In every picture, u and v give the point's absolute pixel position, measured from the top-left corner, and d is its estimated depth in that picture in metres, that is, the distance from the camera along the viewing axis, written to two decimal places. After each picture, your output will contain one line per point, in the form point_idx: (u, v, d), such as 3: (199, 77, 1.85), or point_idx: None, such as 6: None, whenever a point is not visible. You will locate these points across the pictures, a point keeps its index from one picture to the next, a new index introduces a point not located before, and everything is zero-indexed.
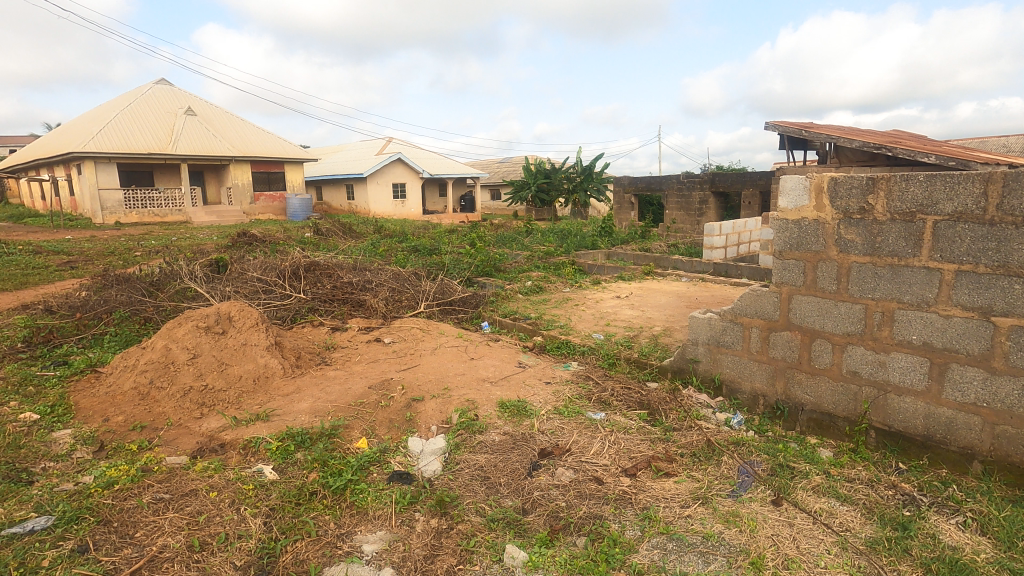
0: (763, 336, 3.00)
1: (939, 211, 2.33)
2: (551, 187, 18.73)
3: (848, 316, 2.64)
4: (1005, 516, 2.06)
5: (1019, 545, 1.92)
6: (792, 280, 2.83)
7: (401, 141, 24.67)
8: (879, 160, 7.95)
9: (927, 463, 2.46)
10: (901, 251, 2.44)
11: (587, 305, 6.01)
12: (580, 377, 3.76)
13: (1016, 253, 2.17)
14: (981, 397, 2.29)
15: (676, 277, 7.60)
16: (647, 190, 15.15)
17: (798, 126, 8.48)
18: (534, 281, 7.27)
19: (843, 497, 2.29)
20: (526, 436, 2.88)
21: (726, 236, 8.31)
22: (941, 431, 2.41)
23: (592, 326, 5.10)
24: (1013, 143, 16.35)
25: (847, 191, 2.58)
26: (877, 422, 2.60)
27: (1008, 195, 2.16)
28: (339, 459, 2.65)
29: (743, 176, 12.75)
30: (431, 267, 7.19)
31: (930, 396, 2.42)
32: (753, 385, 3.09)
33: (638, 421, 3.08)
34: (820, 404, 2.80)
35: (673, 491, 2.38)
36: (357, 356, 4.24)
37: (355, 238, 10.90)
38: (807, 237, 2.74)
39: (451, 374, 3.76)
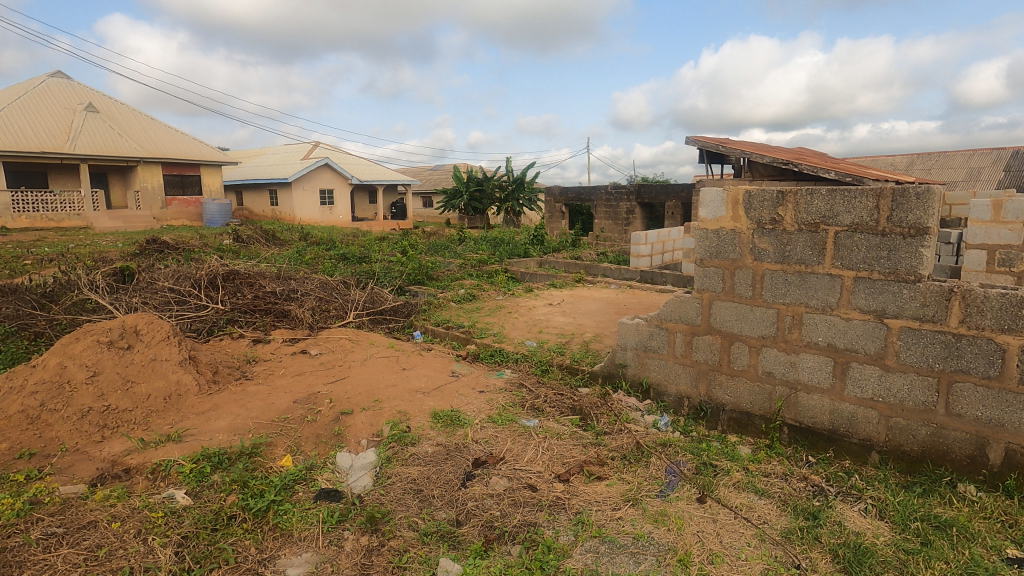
0: (687, 340, 3.13)
1: (839, 222, 2.53)
2: (483, 195, 18.81)
3: (763, 321, 2.81)
4: (899, 501, 2.26)
5: (911, 527, 2.10)
6: (713, 286, 2.98)
7: (329, 146, 23.97)
8: (787, 175, 8.57)
9: (833, 456, 2.65)
10: (808, 259, 2.63)
11: (520, 312, 6.06)
12: (514, 385, 3.77)
13: (904, 261, 2.37)
14: (877, 391, 2.49)
15: (606, 284, 7.83)
16: (577, 200, 15.57)
17: (715, 141, 8.99)
18: (467, 290, 7.25)
19: (761, 492, 2.42)
20: (459, 446, 2.85)
21: (651, 245, 8.65)
22: (844, 425, 2.61)
23: (525, 333, 5.14)
24: (899, 162, 18.20)
25: (760, 203, 2.75)
26: (790, 418, 2.78)
27: (897, 208, 2.36)
28: (261, 479, 2.50)
29: (666, 188, 13.36)
30: (360, 275, 7.00)
31: (835, 393, 2.62)
32: (678, 387, 3.21)
33: (570, 426, 3.12)
34: (739, 403, 2.96)
35: (605, 494, 2.43)
36: (281, 369, 4.04)
37: (279, 246, 10.44)
38: (725, 246, 2.91)
39: (382, 386, 3.66)
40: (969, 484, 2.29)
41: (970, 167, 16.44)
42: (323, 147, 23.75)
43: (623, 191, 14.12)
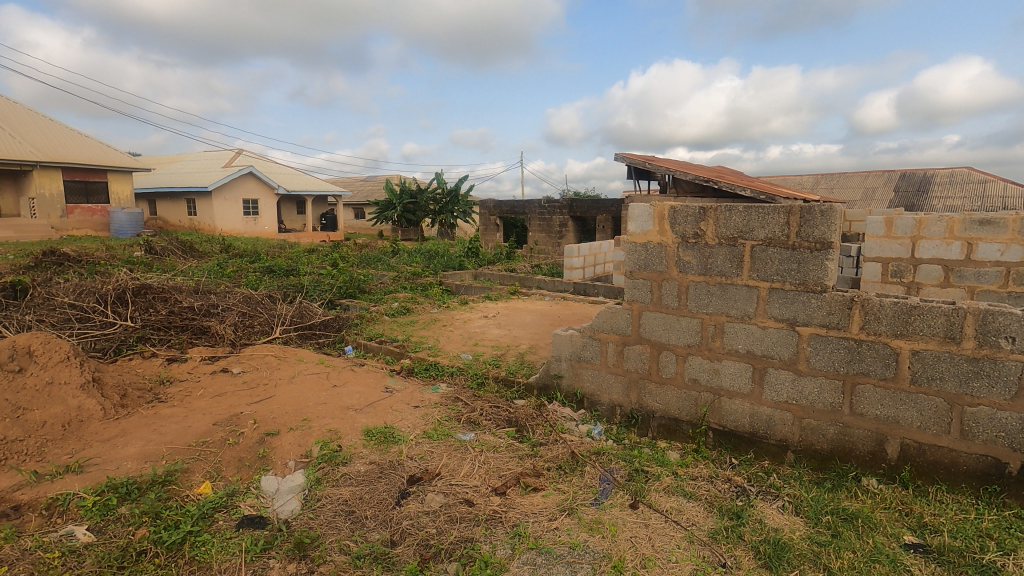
0: (618, 350, 3.23)
1: (755, 237, 2.70)
2: (417, 207, 18.63)
3: (688, 330, 2.95)
4: (812, 497, 2.42)
5: (823, 520, 2.26)
6: (642, 297, 3.09)
7: (253, 155, 22.97)
8: (708, 192, 9.07)
9: (754, 457, 2.81)
10: (728, 271, 2.79)
11: (455, 325, 6.02)
12: (450, 399, 3.73)
13: (812, 272, 2.56)
14: (791, 395, 2.67)
15: (540, 296, 7.94)
16: (511, 213, 15.75)
17: (642, 158, 9.39)
18: (401, 303, 7.13)
19: (689, 495, 2.52)
20: (393, 464, 2.77)
21: (584, 258, 8.87)
22: (762, 427, 2.77)
23: (461, 346, 5.11)
24: (805, 181, 19.73)
25: (684, 218, 2.90)
26: (714, 423, 2.92)
27: (805, 224, 2.55)
28: (176, 509, 2.32)
29: (597, 203, 13.77)
30: (288, 289, 6.72)
31: (754, 398, 2.78)
32: (611, 396, 3.30)
33: (506, 439, 3.13)
34: (668, 410, 3.08)
35: (541, 505, 2.45)
36: (199, 389, 3.79)
37: (198, 258, 9.85)
38: (652, 259, 3.03)
39: (311, 405, 3.52)
40: (871, 478, 2.49)
41: (865, 188, 18.08)
42: (247, 155, 22.72)
43: (556, 205, 14.43)
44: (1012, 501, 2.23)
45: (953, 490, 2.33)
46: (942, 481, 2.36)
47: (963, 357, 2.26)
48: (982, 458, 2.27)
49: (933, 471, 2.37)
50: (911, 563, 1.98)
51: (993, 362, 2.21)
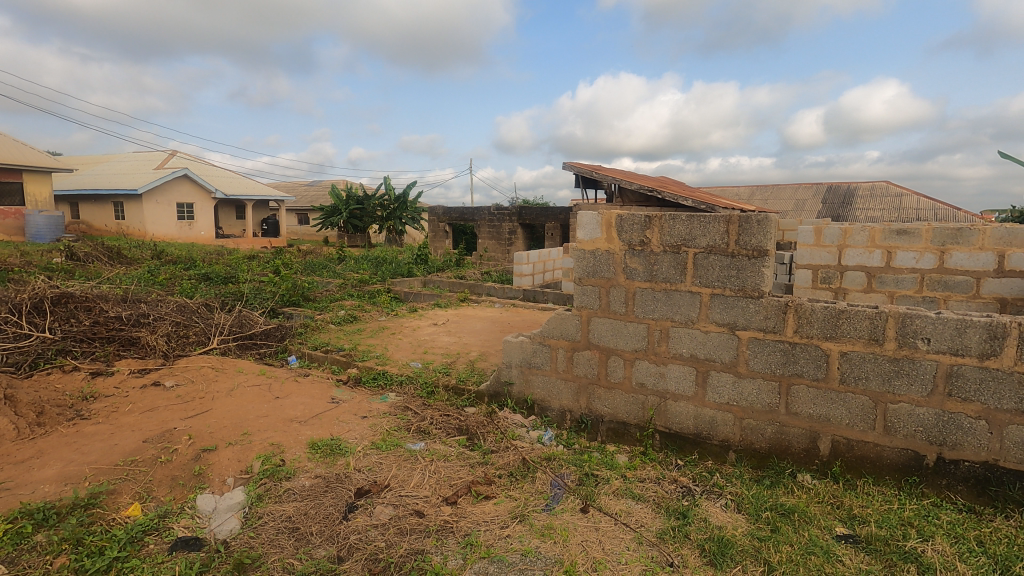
0: (568, 355, 3.27)
1: (697, 244, 2.80)
2: (364, 213, 18.28)
3: (635, 335, 3.02)
4: (752, 494, 2.52)
5: (762, 516, 2.35)
6: (590, 303, 3.14)
7: (188, 157, 21.89)
8: (651, 202, 9.36)
9: (698, 457, 2.90)
10: (672, 277, 2.88)
11: (404, 333, 5.92)
12: (399, 409, 3.66)
13: (750, 279, 2.68)
14: (732, 396, 2.78)
15: (490, 303, 7.95)
16: (460, 220, 15.72)
17: (590, 167, 9.59)
18: (347, 310, 6.95)
19: (637, 497, 2.57)
20: (340, 477, 2.69)
21: (533, 265, 8.95)
22: (706, 428, 2.87)
23: (410, 354, 5.04)
24: (742, 192, 20.70)
25: (631, 226, 2.97)
26: (661, 426, 3.00)
27: (743, 233, 2.67)
28: (101, 535, 2.15)
29: (546, 211, 13.96)
30: (226, 297, 6.42)
31: (698, 400, 2.88)
32: (561, 402, 3.33)
33: (457, 447, 3.10)
34: (616, 414, 3.14)
35: (493, 513, 2.43)
36: (127, 405, 3.55)
37: (126, 265, 9.27)
38: (600, 266, 3.09)
39: (251, 418, 3.37)
40: (806, 474, 2.62)
41: (796, 200, 19.18)
42: (181, 156, 21.63)
43: (505, 212, 14.51)
44: (929, 490, 2.40)
45: (878, 482, 2.48)
46: (868, 474, 2.51)
47: (886, 357, 2.42)
48: (904, 452, 2.43)
49: (860, 465, 2.52)
50: (843, 553, 2.09)
51: (911, 361, 2.37)
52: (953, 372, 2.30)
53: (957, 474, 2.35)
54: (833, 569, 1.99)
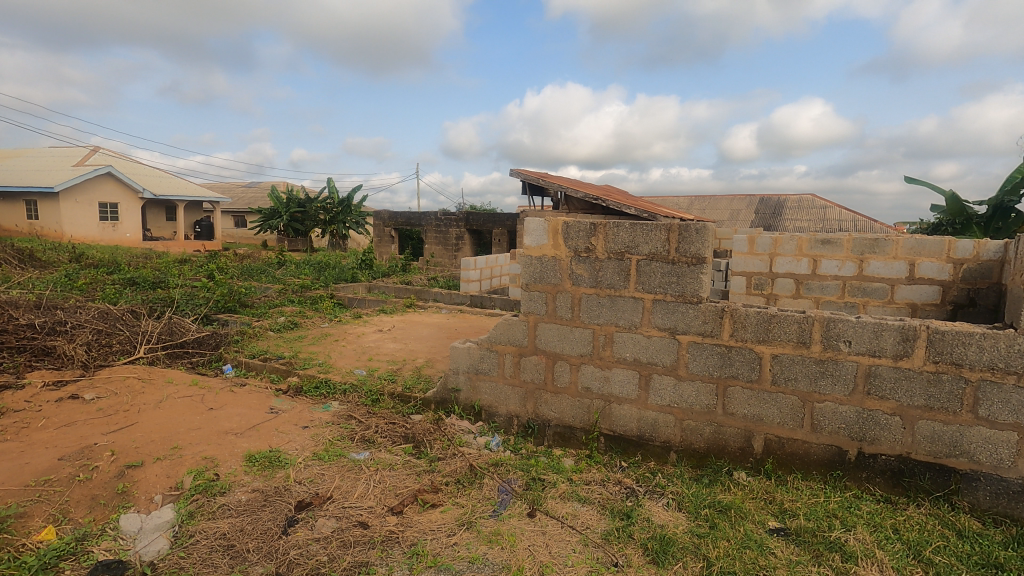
0: (515, 361, 3.28)
1: (640, 251, 2.88)
2: (306, 217, 17.73)
3: (581, 340, 3.08)
4: (692, 493, 2.61)
5: (702, 513, 2.44)
6: (537, 309, 3.18)
7: (113, 154, 20.55)
8: (596, 210, 9.57)
9: (641, 458, 2.98)
10: (616, 284, 2.95)
11: (348, 340, 5.77)
12: (342, 418, 3.56)
13: (689, 285, 2.78)
14: (673, 398, 2.88)
15: (437, 309, 7.88)
16: (406, 225, 15.53)
17: (537, 175, 9.71)
18: (287, 317, 6.71)
19: (583, 499, 2.61)
20: (279, 490, 2.58)
21: (480, 270, 8.95)
22: (648, 431, 2.95)
23: (355, 362, 4.92)
24: (682, 202, 21.52)
25: (576, 233, 3.03)
26: (605, 429, 3.07)
27: (683, 241, 2.77)
28: (7, 563, 1.97)
29: (493, 216, 13.99)
30: (155, 303, 6.06)
31: (641, 402, 2.96)
32: (508, 408, 3.34)
33: (403, 455, 3.05)
34: (562, 418, 3.18)
35: (440, 522, 2.41)
36: (40, 420, 3.27)
37: (40, 268, 8.58)
38: (547, 272, 3.13)
39: (182, 431, 3.18)
40: (741, 471, 2.74)
41: (731, 210, 20.11)
42: (104, 153, 20.27)
43: (452, 218, 14.43)
44: (851, 483, 2.56)
45: (806, 477, 2.63)
46: (798, 470, 2.66)
47: (813, 359, 2.57)
48: (829, 448, 2.59)
49: (790, 461, 2.67)
50: (775, 546, 2.20)
51: (835, 362, 2.53)
52: (872, 372, 2.47)
53: (876, 467, 2.52)
54: (766, 561, 2.09)
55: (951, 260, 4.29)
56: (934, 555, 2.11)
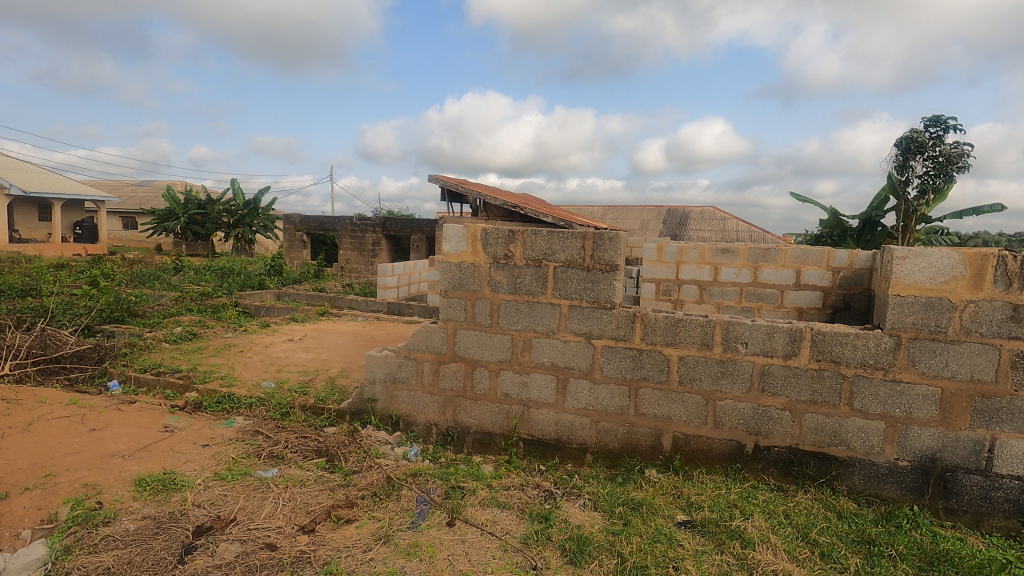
0: (434, 368, 3.24)
1: (556, 258, 2.95)
2: (207, 219, 16.55)
3: (499, 346, 3.10)
4: (607, 492, 2.70)
5: (616, 511, 2.53)
6: (456, 315, 3.16)
7: None
8: (515, 217, 9.71)
9: (558, 461, 3.05)
10: (534, 290, 3.00)
11: (255, 350, 5.43)
12: (248, 434, 3.34)
13: (603, 291, 2.88)
14: (588, 401, 2.97)
15: (353, 316, 7.61)
16: (320, 229, 14.93)
17: (456, 181, 9.70)
18: (185, 327, 6.21)
19: (502, 505, 2.62)
20: (175, 515, 2.37)
21: (398, 276, 8.76)
22: (565, 433, 3.03)
23: (262, 373, 4.64)
24: (596, 212, 22.36)
25: (495, 240, 3.05)
26: (524, 433, 3.10)
27: (597, 248, 2.86)
28: None
29: (411, 222, 13.78)
30: (24, 313, 5.40)
31: (558, 406, 3.02)
32: (427, 416, 3.29)
33: (315, 471, 2.91)
34: (482, 424, 3.18)
35: (355, 537, 2.32)
36: None
37: None
38: (466, 279, 3.12)
39: (57, 456, 2.85)
40: (652, 468, 2.88)
41: (641, 220, 21.16)
42: None
43: (368, 223, 14.06)
44: (749, 474, 2.76)
45: (710, 471, 2.81)
46: (702, 465, 2.83)
47: (715, 360, 2.76)
48: (729, 442, 2.78)
49: (696, 457, 2.84)
50: (682, 538, 2.33)
51: (734, 362, 2.73)
52: (765, 370, 2.69)
53: (770, 458, 2.73)
54: (675, 553, 2.20)
55: (830, 268, 4.75)
56: (818, 536, 2.32)
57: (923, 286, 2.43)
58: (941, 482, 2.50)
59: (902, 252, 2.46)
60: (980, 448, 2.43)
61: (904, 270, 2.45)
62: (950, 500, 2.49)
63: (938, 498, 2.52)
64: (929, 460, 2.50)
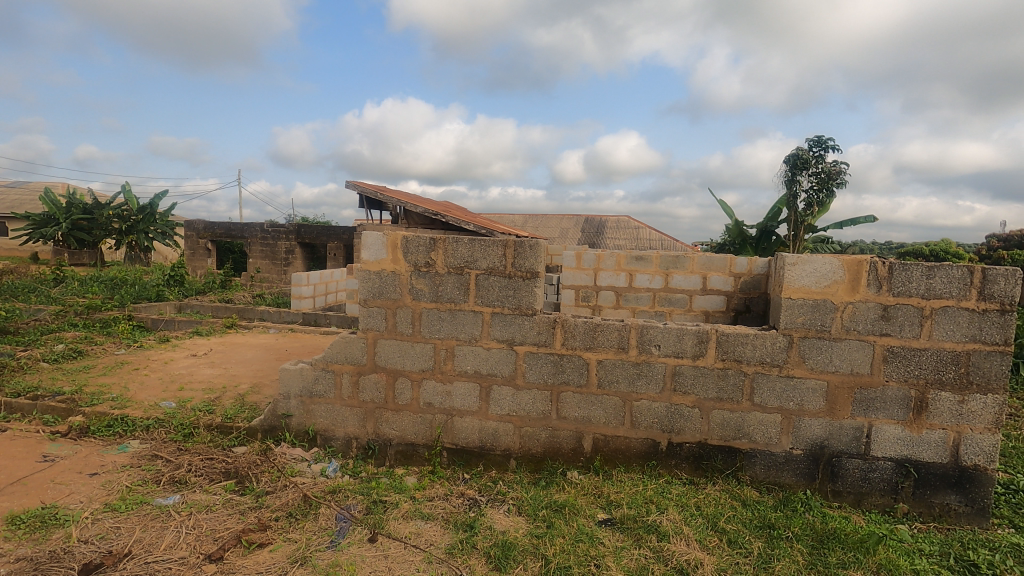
0: (353, 380, 3.14)
1: (478, 266, 2.96)
2: (94, 225, 15.07)
3: (422, 355, 3.06)
4: (531, 496, 2.73)
5: (540, 514, 2.57)
6: (376, 325, 3.09)
7: None
8: (436, 225, 9.64)
9: (483, 469, 3.05)
10: (456, 297, 2.99)
11: (152, 368, 4.98)
12: (144, 458, 3.07)
13: (524, 298, 2.92)
14: (511, 407, 3.00)
15: (264, 328, 7.21)
16: (227, 237, 14.05)
17: (375, 187, 9.47)
18: (68, 344, 5.60)
19: (426, 516, 2.58)
20: (56, 554, 2.13)
21: (314, 286, 8.40)
22: (489, 440, 3.04)
23: (161, 392, 4.27)
24: (517, 220, 22.68)
25: (416, 248, 3.01)
26: (448, 443, 3.08)
27: (518, 256, 2.91)
28: None
29: (327, 229, 13.29)
30: None
31: (482, 413, 3.03)
32: (346, 430, 3.18)
33: (223, 494, 2.71)
34: (404, 436, 3.12)
35: (269, 562, 2.19)
36: None
37: None
38: (386, 287, 3.06)
39: None
40: (574, 470, 2.95)
41: (561, 228, 21.72)
42: None
43: (281, 230, 13.41)
44: (663, 470, 2.91)
45: (628, 469, 2.92)
46: (621, 464, 2.94)
47: (631, 362, 2.88)
48: (645, 441, 2.91)
49: (614, 456, 2.94)
50: (604, 536, 2.40)
51: (648, 364, 2.86)
52: (677, 371, 2.84)
53: (682, 454, 2.89)
54: (597, 551, 2.27)
55: (732, 273, 5.13)
56: (726, 524, 2.49)
57: (809, 289, 2.69)
58: (829, 466, 2.75)
59: (792, 258, 2.70)
60: (860, 434, 2.71)
61: (794, 275, 2.69)
62: (836, 483, 2.76)
63: (826, 482, 2.77)
64: (819, 447, 2.75)
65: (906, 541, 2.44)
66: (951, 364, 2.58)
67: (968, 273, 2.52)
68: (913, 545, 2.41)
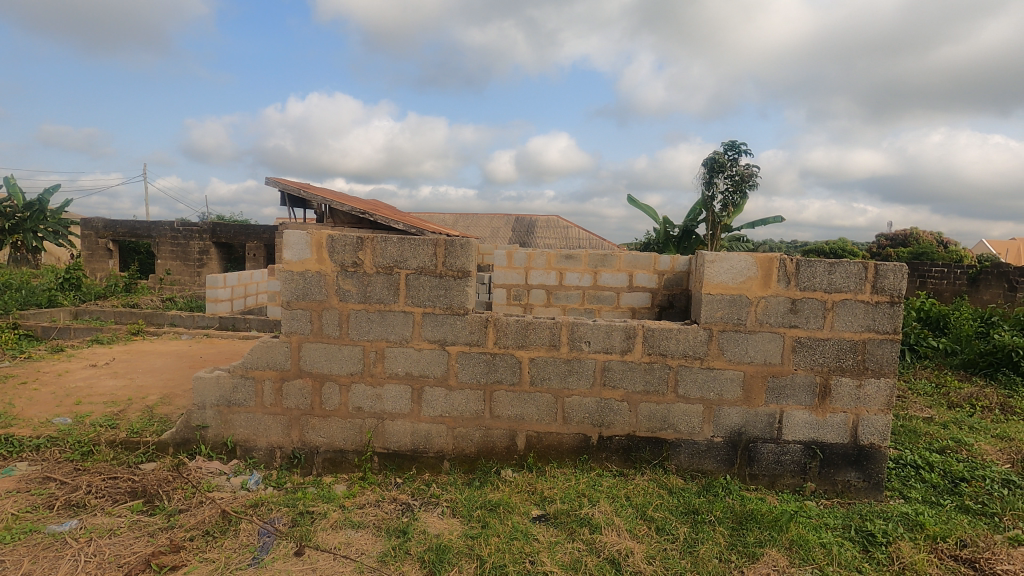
0: (276, 387, 2.99)
1: (408, 266, 2.90)
2: None
3: (350, 358, 2.95)
4: (465, 498, 2.71)
5: (474, 515, 2.56)
6: (301, 328, 2.95)
7: None
8: (364, 224, 9.37)
9: (416, 472, 2.99)
10: (386, 298, 2.91)
11: (43, 381, 4.51)
12: (35, 482, 2.76)
13: (456, 298, 2.89)
14: (444, 408, 2.96)
15: (176, 335, 6.71)
16: (131, 236, 13.00)
17: (298, 185, 9.08)
18: None
19: (356, 524, 2.49)
20: None
21: (231, 288, 7.92)
22: (421, 443, 2.98)
23: (54, 408, 3.87)
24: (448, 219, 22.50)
25: (342, 247, 2.90)
26: (379, 447, 2.99)
27: (449, 255, 2.87)
28: None
29: (246, 228, 12.59)
30: None
31: (414, 416, 2.97)
32: (269, 439, 3.02)
33: (129, 515, 2.50)
34: (333, 442, 3.01)
35: None
36: None
37: None
38: (311, 288, 2.93)
39: None
40: (508, 469, 2.96)
41: (492, 227, 21.78)
42: None
43: (193, 229, 12.57)
44: (594, 464, 2.97)
45: (561, 465, 2.97)
46: (554, 459, 2.98)
47: (562, 359, 2.92)
48: (577, 435, 2.96)
49: (547, 452, 2.98)
50: (538, 532, 2.43)
51: (579, 360, 2.92)
52: (606, 366, 2.92)
53: (612, 446, 2.97)
54: (531, 547, 2.29)
55: (656, 271, 5.33)
56: (654, 512, 2.58)
57: (727, 285, 2.84)
58: (746, 451, 2.92)
59: (710, 256, 2.84)
60: (773, 420, 2.89)
61: (712, 272, 2.84)
62: (753, 467, 2.93)
63: (744, 466, 2.94)
64: (737, 434, 2.91)
65: (813, 517, 2.63)
66: (850, 352, 2.82)
67: (862, 268, 2.75)
68: (820, 520, 2.61)
